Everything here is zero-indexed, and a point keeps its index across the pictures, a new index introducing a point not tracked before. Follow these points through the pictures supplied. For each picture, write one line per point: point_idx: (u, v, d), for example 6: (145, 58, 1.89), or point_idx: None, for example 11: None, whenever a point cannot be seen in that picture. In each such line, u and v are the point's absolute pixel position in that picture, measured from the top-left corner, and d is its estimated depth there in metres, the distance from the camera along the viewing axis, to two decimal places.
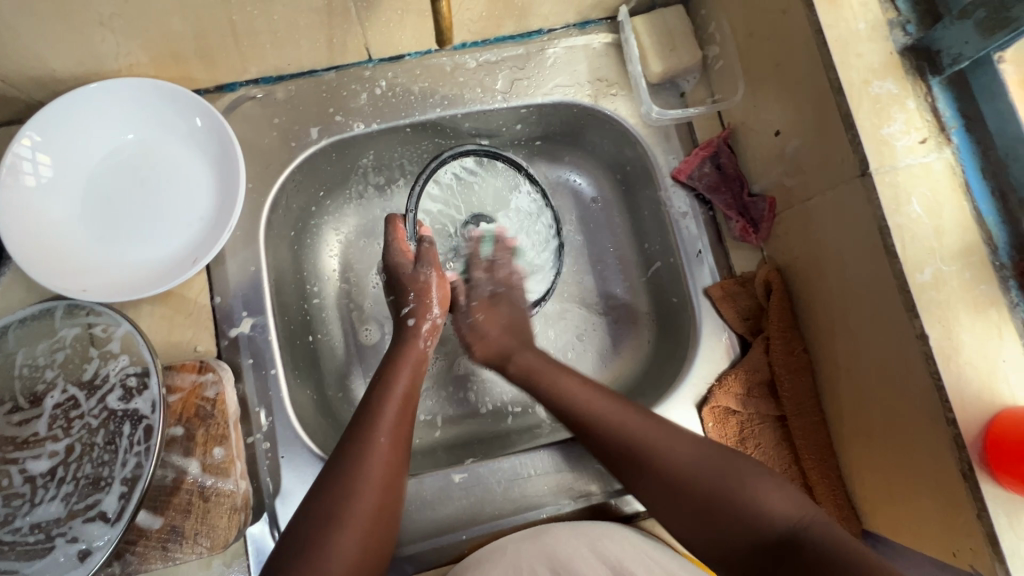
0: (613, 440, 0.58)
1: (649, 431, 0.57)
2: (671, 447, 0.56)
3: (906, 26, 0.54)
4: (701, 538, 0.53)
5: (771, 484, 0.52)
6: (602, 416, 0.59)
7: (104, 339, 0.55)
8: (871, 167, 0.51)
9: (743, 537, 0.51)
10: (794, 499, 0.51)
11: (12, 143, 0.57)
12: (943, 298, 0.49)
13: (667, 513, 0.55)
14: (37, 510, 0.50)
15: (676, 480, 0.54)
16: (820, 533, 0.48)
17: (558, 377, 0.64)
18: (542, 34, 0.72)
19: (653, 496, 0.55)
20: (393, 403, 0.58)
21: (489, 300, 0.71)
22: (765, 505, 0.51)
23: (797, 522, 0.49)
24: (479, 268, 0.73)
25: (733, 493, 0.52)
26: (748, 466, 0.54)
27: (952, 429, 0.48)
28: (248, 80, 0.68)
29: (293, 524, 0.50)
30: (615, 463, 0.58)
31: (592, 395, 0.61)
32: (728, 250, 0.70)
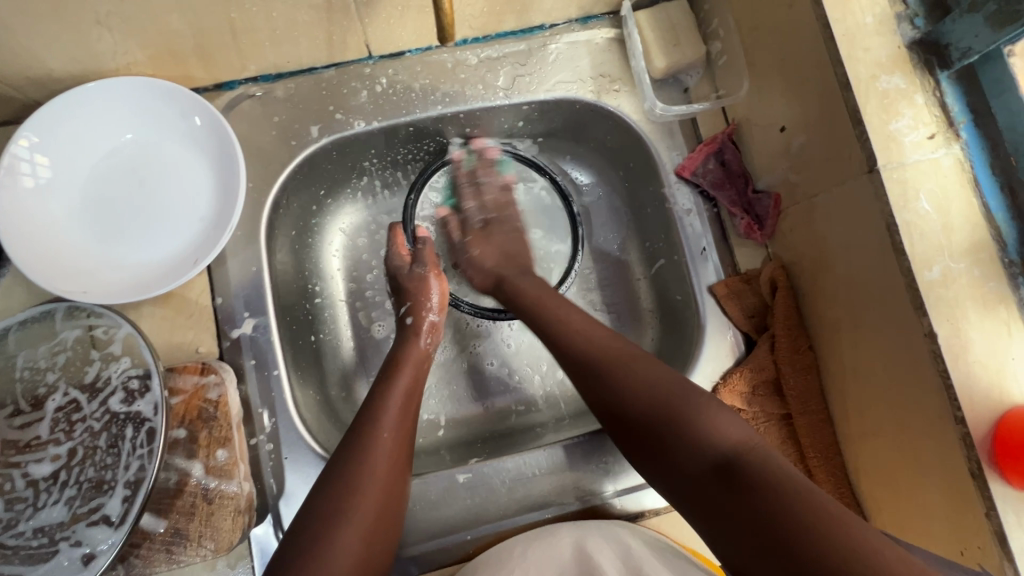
0: (581, 353, 0.57)
1: (620, 348, 0.56)
2: (631, 367, 0.54)
3: (914, 20, 0.53)
4: (646, 457, 0.51)
5: (721, 411, 0.49)
6: (575, 335, 0.58)
7: (104, 341, 0.55)
8: (878, 163, 0.51)
9: (687, 462, 0.47)
10: (744, 428, 0.48)
11: (10, 144, 0.56)
12: (952, 296, 0.49)
13: (622, 433, 0.53)
14: (40, 514, 0.50)
15: (635, 396, 0.52)
16: (758, 459, 0.44)
17: (543, 304, 0.62)
18: (543, 29, 0.71)
19: (611, 415, 0.54)
20: (394, 398, 0.58)
21: (481, 231, 0.72)
22: (714, 429, 0.48)
23: (737, 447, 0.46)
24: (469, 196, 0.74)
25: (683, 419, 0.49)
26: (703, 393, 0.51)
27: (961, 428, 0.47)
28: (248, 79, 0.67)
29: (294, 526, 0.49)
30: (580, 380, 0.56)
31: (567, 317, 0.60)
32: (732, 247, 0.70)
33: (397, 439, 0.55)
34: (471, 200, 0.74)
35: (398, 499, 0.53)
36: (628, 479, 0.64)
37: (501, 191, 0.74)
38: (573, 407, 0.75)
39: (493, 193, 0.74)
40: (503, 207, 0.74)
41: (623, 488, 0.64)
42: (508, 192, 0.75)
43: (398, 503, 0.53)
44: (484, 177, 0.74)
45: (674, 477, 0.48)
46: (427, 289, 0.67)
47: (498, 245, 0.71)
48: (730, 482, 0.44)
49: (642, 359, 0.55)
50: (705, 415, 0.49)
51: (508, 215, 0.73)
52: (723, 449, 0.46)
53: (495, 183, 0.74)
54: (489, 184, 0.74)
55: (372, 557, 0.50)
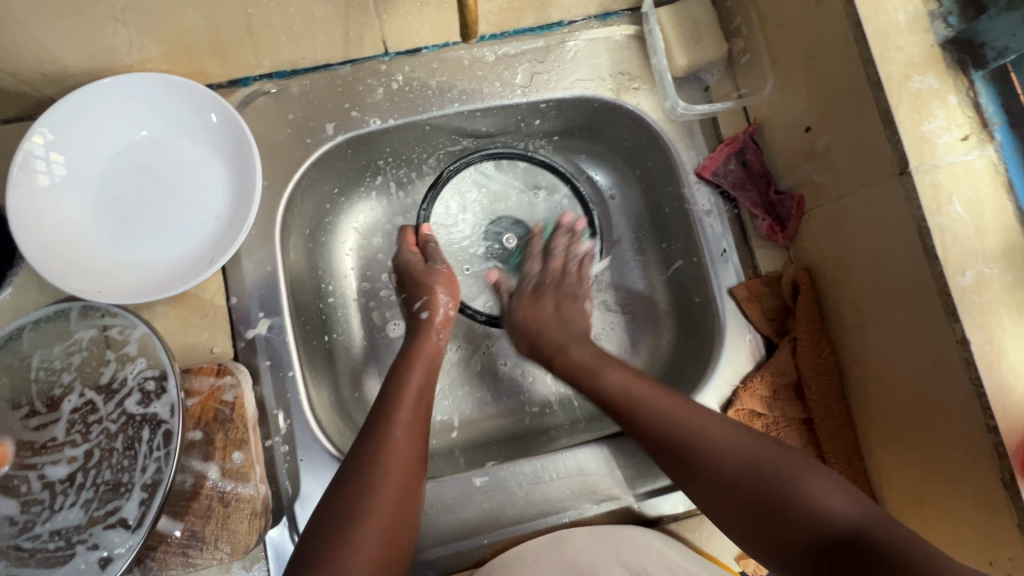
0: (660, 431, 0.56)
1: (699, 419, 0.55)
2: (718, 439, 0.53)
3: (947, 18, 0.52)
4: (754, 533, 0.50)
5: (825, 480, 0.49)
6: (648, 410, 0.57)
7: (120, 341, 0.54)
8: (911, 165, 0.50)
9: (801, 539, 0.47)
10: (853, 496, 0.47)
11: (25, 141, 0.55)
12: (985, 302, 0.47)
13: (719, 511, 0.52)
14: (57, 516, 0.49)
15: (731, 474, 0.51)
16: (881, 531, 0.44)
17: (599, 369, 0.62)
18: (562, 25, 0.70)
19: (708, 495, 0.53)
20: (407, 399, 0.57)
21: (532, 294, 0.71)
22: (822, 502, 0.47)
23: (856, 519, 0.46)
24: (534, 262, 0.74)
25: (786, 491, 0.49)
26: (798, 463, 0.51)
27: (993, 436, 0.46)
28: (262, 75, 0.66)
29: (311, 531, 0.48)
30: (663, 458, 0.56)
31: (633, 387, 0.59)
32: (752, 249, 0.69)
33: (411, 440, 0.54)
34: (536, 266, 0.74)
35: (415, 500, 0.52)
36: (646, 483, 0.63)
37: (575, 261, 0.74)
38: (588, 410, 0.74)
39: (561, 261, 0.74)
40: (564, 274, 0.73)
41: (641, 492, 0.63)
42: (575, 257, 0.74)
43: (415, 504, 0.53)
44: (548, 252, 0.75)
45: (790, 554, 0.48)
46: (438, 285, 0.66)
47: (554, 305, 0.70)
48: (855, 557, 0.43)
49: (724, 432, 0.54)
50: (809, 489, 0.48)
51: (565, 282, 0.72)
52: (839, 523, 0.46)
53: (568, 254, 0.74)
54: (563, 254, 0.74)
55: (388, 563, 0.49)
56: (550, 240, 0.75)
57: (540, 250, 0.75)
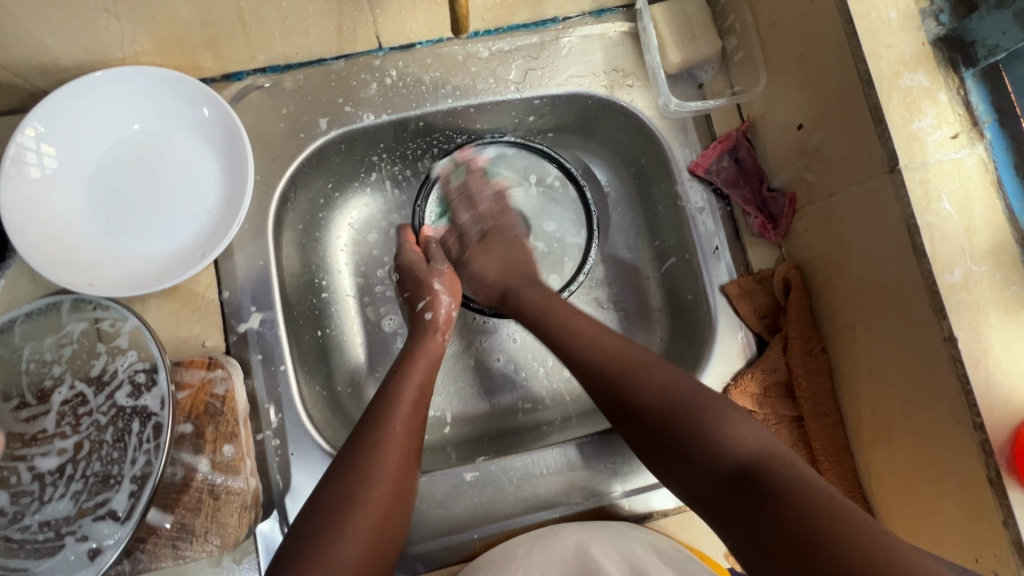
0: (594, 361, 0.55)
1: (636, 354, 0.54)
2: (647, 372, 0.53)
3: (939, 15, 0.52)
4: (665, 463, 0.50)
5: (739, 419, 0.48)
6: (585, 343, 0.57)
7: (111, 334, 0.55)
8: (900, 163, 0.50)
9: (704, 471, 0.46)
10: (762, 435, 0.47)
11: (17, 133, 0.55)
12: (973, 299, 0.48)
13: (637, 441, 0.52)
14: (46, 508, 0.50)
15: (652, 405, 0.51)
16: (776, 468, 0.43)
17: (550, 307, 0.62)
18: (556, 22, 0.70)
19: (629, 425, 0.52)
20: (404, 393, 0.57)
21: (479, 242, 0.71)
22: (729, 437, 0.47)
23: (757, 456, 0.45)
24: (464, 211, 0.73)
25: (698, 426, 0.48)
26: (721, 402, 0.50)
27: (981, 435, 0.47)
28: (256, 69, 0.65)
29: (301, 522, 0.48)
30: (593, 388, 0.55)
31: (576, 324, 0.59)
32: (745, 246, 0.69)
33: (407, 434, 0.54)
34: (465, 213, 0.73)
35: (407, 494, 0.53)
36: (637, 479, 0.63)
37: (492, 200, 0.73)
38: (580, 406, 0.74)
39: (489, 203, 0.73)
40: (497, 214, 0.73)
41: (631, 488, 0.63)
42: (490, 196, 0.73)
43: (407, 498, 0.53)
44: (462, 193, 0.73)
45: (692, 485, 0.47)
46: (439, 283, 0.67)
47: (499, 253, 0.70)
48: (747, 492, 0.43)
49: (658, 368, 0.53)
50: (720, 425, 0.48)
51: (502, 223, 0.72)
52: (740, 457, 0.45)
53: (486, 194, 0.73)
54: (479, 195, 0.72)
55: (377, 556, 0.49)
56: (462, 179, 0.73)
57: (459, 194, 0.73)
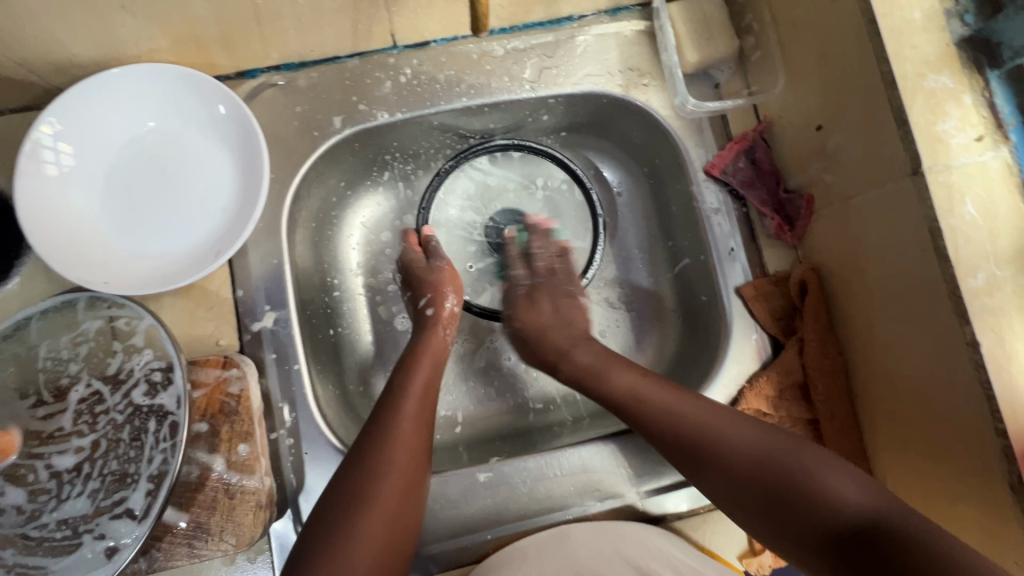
0: (668, 430, 0.55)
1: (709, 416, 0.54)
2: (734, 436, 0.52)
3: (964, 16, 0.51)
4: (776, 533, 0.48)
5: (846, 475, 0.47)
6: (654, 408, 0.56)
7: (127, 332, 0.54)
8: (923, 165, 0.49)
9: (819, 535, 0.45)
10: (873, 490, 0.45)
11: (33, 130, 0.55)
12: (997, 304, 0.47)
13: (738, 509, 0.50)
14: (64, 506, 0.50)
15: (746, 470, 0.50)
16: (909, 528, 0.42)
17: (608, 369, 0.61)
18: (571, 21, 0.69)
19: (725, 493, 0.51)
20: (415, 394, 0.57)
21: (527, 299, 0.70)
22: (843, 498, 0.45)
23: (880, 515, 0.43)
24: (518, 264, 0.73)
25: (804, 489, 0.47)
26: (816, 458, 0.49)
27: (1002, 439, 0.46)
28: (270, 68, 0.65)
29: (316, 523, 0.48)
30: (676, 456, 0.54)
31: (640, 387, 0.58)
32: (761, 248, 0.68)
33: (417, 433, 0.54)
34: (519, 269, 0.73)
35: (421, 493, 0.53)
36: (651, 480, 0.63)
37: (556, 259, 0.72)
38: (593, 407, 0.74)
39: (546, 261, 0.72)
40: (553, 273, 0.71)
41: (646, 490, 0.63)
42: (557, 255, 0.72)
43: (420, 497, 0.53)
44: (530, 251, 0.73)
45: (809, 551, 0.46)
46: (441, 281, 0.66)
47: (551, 310, 0.69)
48: (875, 551, 0.42)
49: (738, 429, 0.52)
50: (827, 485, 0.46)
51: (556, 280, 0.71)
52: (859, 516, 0.44)
53: (548, 251, 0.72)
54: (541, 254, 0.72)
55: (391, 559, 0.49)
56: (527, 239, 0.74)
57: (519, 253, 0.74)
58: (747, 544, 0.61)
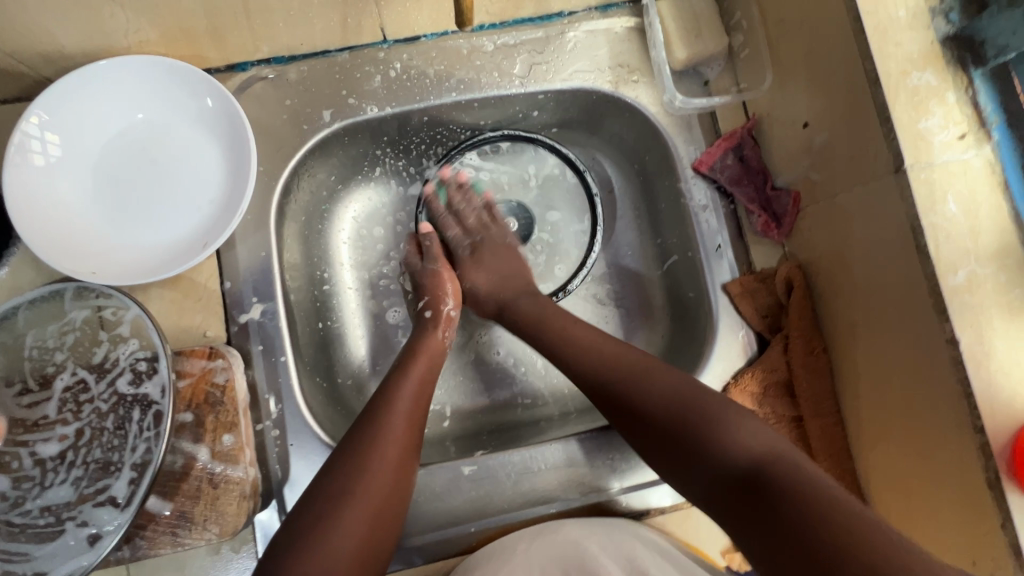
0: (593, 369, 0.58)
1: (631, 359, 0.57)
2: (648, 378, 0.55)
3: (949, 14, 0.51)
4: (669, 465, 0.51)
5: (738, 418, 0.50)
6: (583, 350, 0.59)
7: (113, 322, 0.55)
8: (906, 163, 0.49)
9: (709, 471, 0.48)
10: (766, 436, 0.48)
11: (20, 121, 0.55)
12: (977, 302, 0.47)
13: (640, 441, 0.54)
14: (47, 493, 0.50)
15: (656, 406, 0.52)
16: (777, 466, 0.45)
17: (545, 318, 0.64)
18: (562, 16, 0.69)
19: (633, 427, 0.54)
20: (408, 389, 0.57)
21: (472, 255, 0.72)
22: (727, 437, 0.48)
23: (755, 454, 0.46)
24: (452, 226, 0.73)
25: (698, 427, 0.50)
26: (725, 404, 0.51)
27: (980, 437, 0.46)
28: (260, 60, 0.65)
29: (298, 513, 0.49)
30: (595, 393, 0.57)
31: (569, 329, 0.61)
32: (748, 245, 0.69)
33: (407, 426, 0.55)
34: (452, 227, 0.73)
35: (406, 487, 0.53)
36: (635, 475, 0.63)
37: (480, 211, 0.73)
38: (580, 402, 0.74)
39: (473, 215, 0.73)
40: (485, 225, 0.73)
41: (629, 485, 0.63)
42: (473, 207, 0.73)
43: (405, 491, 0.53)
44: (455, 206, 0.73)
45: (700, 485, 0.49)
46: (438, 283, 0.68)
47: (495, 258, 0.71)
48: (752, 491, 0.44)
49: (660, 372, 0.55)
50: (726, 425, 0.49)
51: (493, 229, 0.73)
52: (744, 457, 0.47)
53: (470, 206, 0.73)
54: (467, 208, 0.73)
55: (375, 550, 0.49)
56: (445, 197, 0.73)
57: (448, 211, 0.73)
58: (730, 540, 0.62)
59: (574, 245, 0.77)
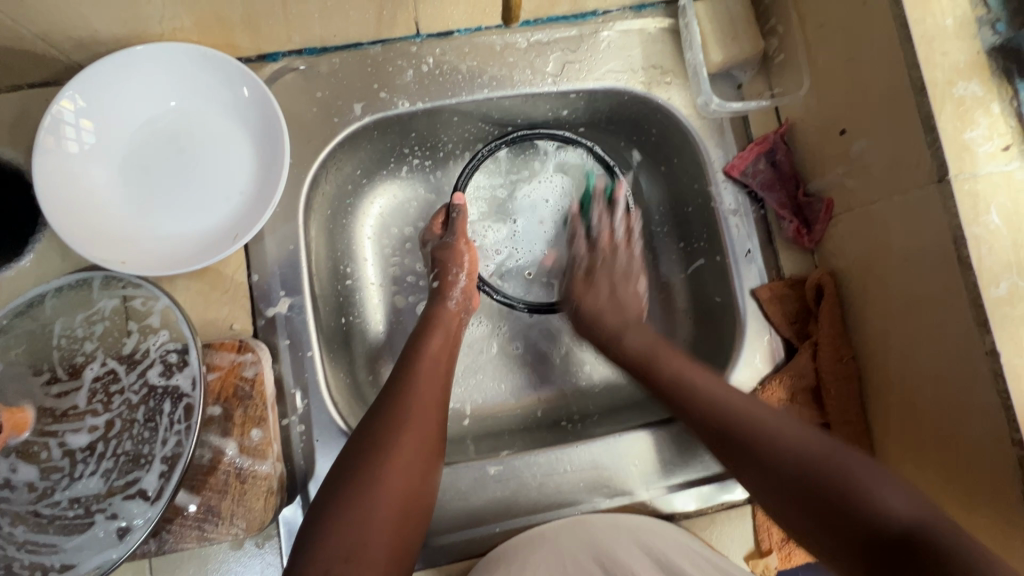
0: (709, 414, 0.55)
1: (754, 407, 0.54)
2: (779, 430, 0.51)
3: (996, 24, 0.51)
4: (813, 532, 0.46)
5: (892, 482, 0.44)
6: (699, 395, 0.57)
7: (143, 312, 0.54)
8: (950, 173, 0.49)
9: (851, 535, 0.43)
10: (922, 501, 0.43)
11: (53, 105, 0.54)
12: (1019, 314, 0.47)
13: (776, 504, 0.49)
14: (77, 485, 0.49)
15: (786, 464, 0.49)
16: (948, 543, 0.39)
17: (657, 357, 0.62)
18: (596, 15, 0.69)
19: (759, 483, 0.51)
20: (427, 363, 0.58)
21: (585, 278, 0.72)
22: (885, 504, 0.43)
23: (919, 526, 0.41)
24: (582, 244, 0.75)
25: (847, 491, 0.45)
26: (871, 465, 0.46)
27: (1017, 450, 0.46)
28: (292, 51, 0.64)
29: (331, 484, 0.49)
30: (718, 444, 0.55)
31: (686, 371, 0.59)
32: (778, 250, 0.68)
33: (431, 396, 0.56)
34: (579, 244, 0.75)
35: (436, 460, 0.53)
36: (660, 479, 0.63)
37: (620, 224, 0.73)
38: (601, 404, 0.74)
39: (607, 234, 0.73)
40: (613, 247, 0.73)
41: (655, 488, 0.63)
42: (620, 229, 0.73)
43: (436, 466, 0.54)
44: (603, 214, 0.74)
45: (844, 554, 0.43)
46: (448, 256, 0.67)
47: (609, 289, 0.70)
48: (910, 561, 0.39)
49: (793, 425, 0.52)
50: (872, 486, 0.44)
51: (616, 259, 0.72)
52: (897, 528, 0.41)
53: (614, 222, 0.73)
54: (609, 227, 0.73)
55: (409, 522, 0.50)
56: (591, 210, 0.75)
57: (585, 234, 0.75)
58: (754, 545, 0.62)
59: None
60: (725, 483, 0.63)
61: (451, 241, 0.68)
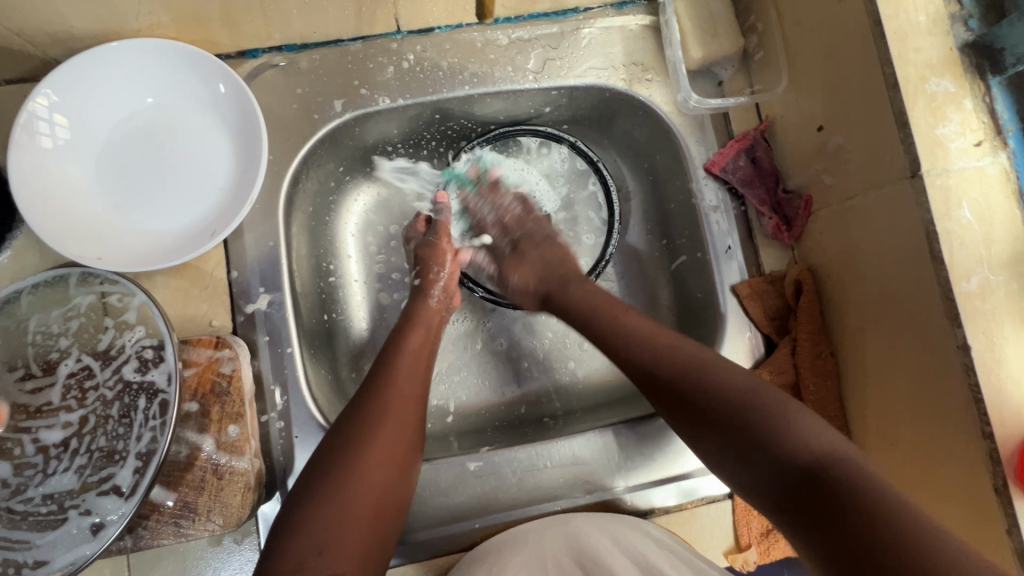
0: (643, 357, 0.56)
1: (686, 350, 0.54)
2: (710, 370, 0.52)
3: (968, 21, 0.51)
4: (733, 463, 0.50)
5: (805, 416, 0.48)
6: (634, 343, 0.57)
7: (119, 308, 0.54)
8: (922, 169, 0.49)
9: (774, 475, 0.46)
10: (838, 440, 0.46)
11: (29, 101, 0.54)
12: (989, 309, 0.47)
13: (703, 441, 0.52)
14: (50, 481, 0.49)
15: (715, 406, 0.51)
16: (845, 471, 0.43)
17: (599, 311, 0.61)
18: (577, 12, 0.69)
19: (688, 421, 0.53)
20: (408, 358, 0.58)
21: (515, 254, 0.70)
22: (795, 438, 0.46)
23: (823, 457, 0.45)
24: (490, 228, 0.74)
25: (765, 428, 0.48)
26: (788, 400, 0.49)
27: (988, 443, 0.47)
28: (272, 47, 0.64)
29: (306, 479, 0.49)
30: (655, 389, 0.55)
31: (623, 319, 0.59)
32: (758, 247, 0.69)
33: (409, 390, 0.56)
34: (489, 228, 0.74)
35: (414, 454, 0.53)
36: (639, 475, 0.63)
37: (515, 204, 0.74)
38: (584, 400, 0.74)
39: (511, 212, 0.73)
40: (521, 220, 0.73)
41: (634, 484, 0.63)
42: (517, 204, 0.74)
43: (414, 461, 0.54)
44: (485, 203, 0.74)
45: (757, 483, 0.48)
46: (429, 254, 0.67)
47: (536, 257, 0.69)
48: (814, 491, 0.43)
49: (721, 365, 0.53)
50: (789, 424, 0.47)
51: (529, 228, 0.72)
52: (803, 458, 0.45)
53: (504, 203, 0.74)
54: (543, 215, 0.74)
55: (385, 516, 0.50)
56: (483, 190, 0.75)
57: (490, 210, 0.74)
58: (733, 541, 0.62)
59: (596, 223, 0.77)
60: (703, 479, 0.63)
61: (434, 239, 0.68)
